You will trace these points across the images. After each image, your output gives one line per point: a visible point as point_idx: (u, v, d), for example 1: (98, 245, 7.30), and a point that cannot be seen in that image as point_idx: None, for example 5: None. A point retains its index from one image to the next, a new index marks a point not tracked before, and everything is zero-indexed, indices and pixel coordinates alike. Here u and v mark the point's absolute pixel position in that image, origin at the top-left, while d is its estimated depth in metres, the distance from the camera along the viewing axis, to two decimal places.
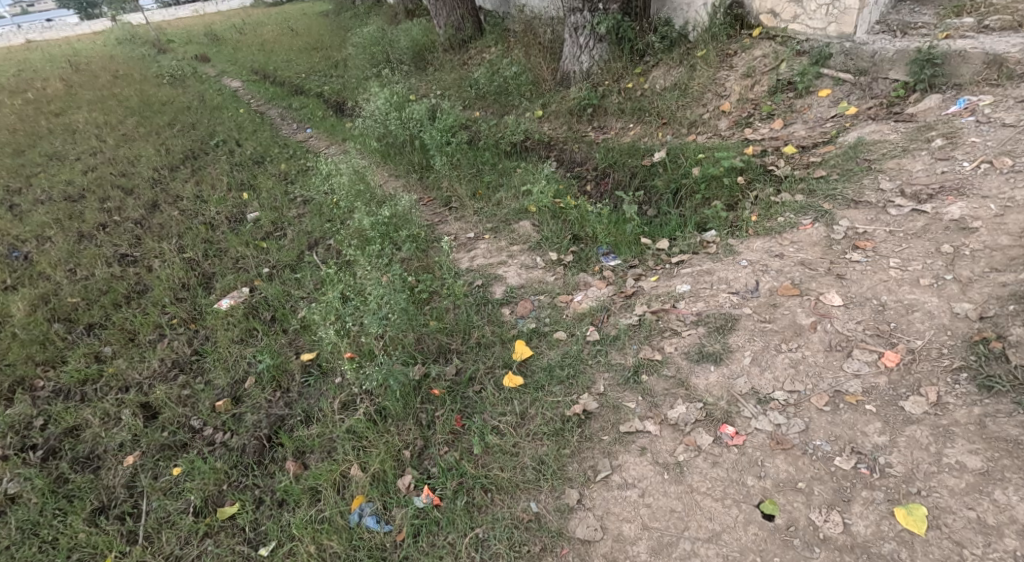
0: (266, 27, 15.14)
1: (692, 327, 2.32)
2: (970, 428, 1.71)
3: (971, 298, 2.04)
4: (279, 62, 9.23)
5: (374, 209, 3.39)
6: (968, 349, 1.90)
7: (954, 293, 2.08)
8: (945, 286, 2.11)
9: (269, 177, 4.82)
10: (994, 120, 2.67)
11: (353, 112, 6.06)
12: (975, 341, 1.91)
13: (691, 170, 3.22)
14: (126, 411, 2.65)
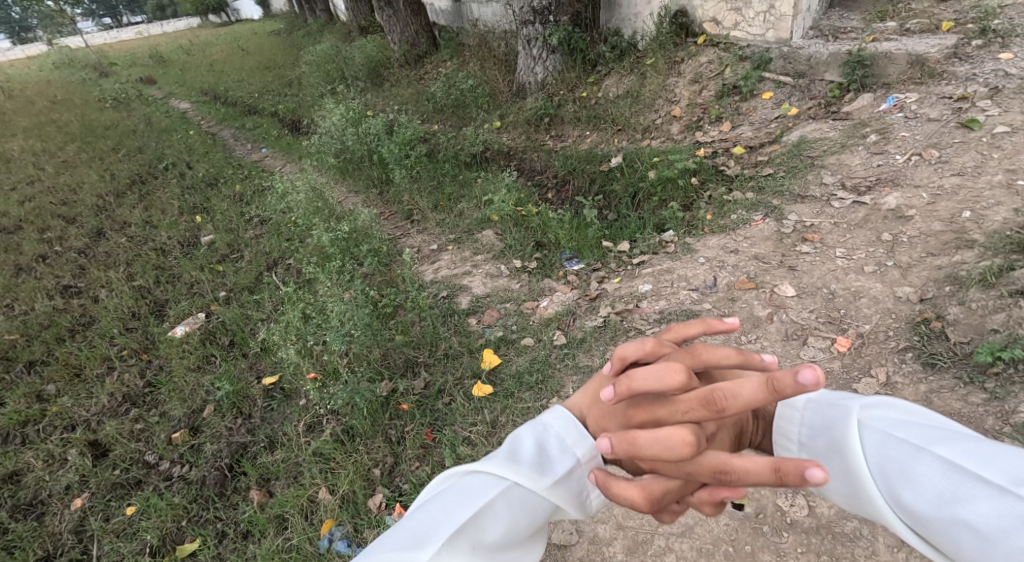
0: (215, 47, 14.90)
1: (655, 325, 2.36)
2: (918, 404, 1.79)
3: (911, 282, 2.14)
4: (229, 82, 9.07)
5: (333, 225, 3.35)
6: (911, 331, 1.99)
7: (896, 278, 2.18)
8: (888, 271, 2.21)
9: (223, 199, 4.70)
10: (920, 115, 2.82)
11: (308, 130, 5.99)
12: (917, 322, 2.00)
13: (647, 173, 3.28)
14: (72, 451, 2.53)
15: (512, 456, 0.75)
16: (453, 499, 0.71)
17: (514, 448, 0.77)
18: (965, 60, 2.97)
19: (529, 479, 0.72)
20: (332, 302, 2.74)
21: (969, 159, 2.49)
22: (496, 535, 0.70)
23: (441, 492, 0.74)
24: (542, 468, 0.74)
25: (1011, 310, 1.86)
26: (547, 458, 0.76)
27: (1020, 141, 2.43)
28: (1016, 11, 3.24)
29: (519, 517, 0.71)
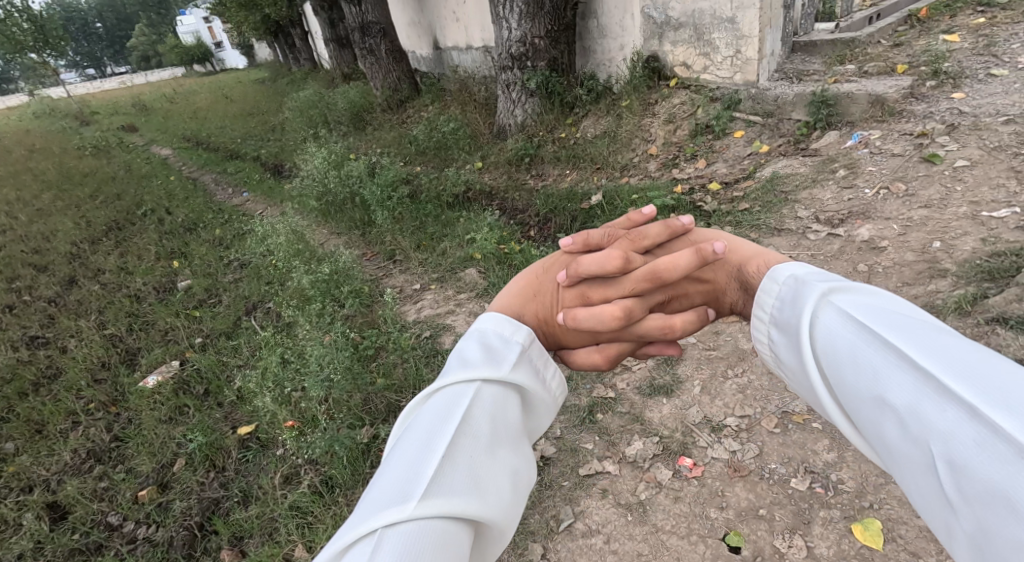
0: (199, 95, 15.11)
1: (641, 361, 2.34)
2: None
3: None
4: (212, 128, 9.15)
5: (314, 268, 3.33)
6: None
7: None
8: None
9: (202, 243, 4.66)
10: (885, 151, 2.91)
11: (291, 173, 6.02)
12: None
13: (627, 210, 3.32)
14: (28, 515, 2.40)
15: (468, 365, 0.82)
16: (430, 423, 0.75)
17: (466, 356, 0.85)
18: (921, 100, 3.13)
19: (486, 376, 0.80)
20: (312, 346, 2.73)
21: (934, 192, 2.55)
22: (481, 442, 0.73)
23: (413, 427, 0.77)
24: (500, 365, 0.82)
25: (988, 338, 1.87)
26: (499, 354, 0.85)
27: (981, 174, 2.52)
28: (965, 53, 3.42)
29: (495, 419, 0.77)
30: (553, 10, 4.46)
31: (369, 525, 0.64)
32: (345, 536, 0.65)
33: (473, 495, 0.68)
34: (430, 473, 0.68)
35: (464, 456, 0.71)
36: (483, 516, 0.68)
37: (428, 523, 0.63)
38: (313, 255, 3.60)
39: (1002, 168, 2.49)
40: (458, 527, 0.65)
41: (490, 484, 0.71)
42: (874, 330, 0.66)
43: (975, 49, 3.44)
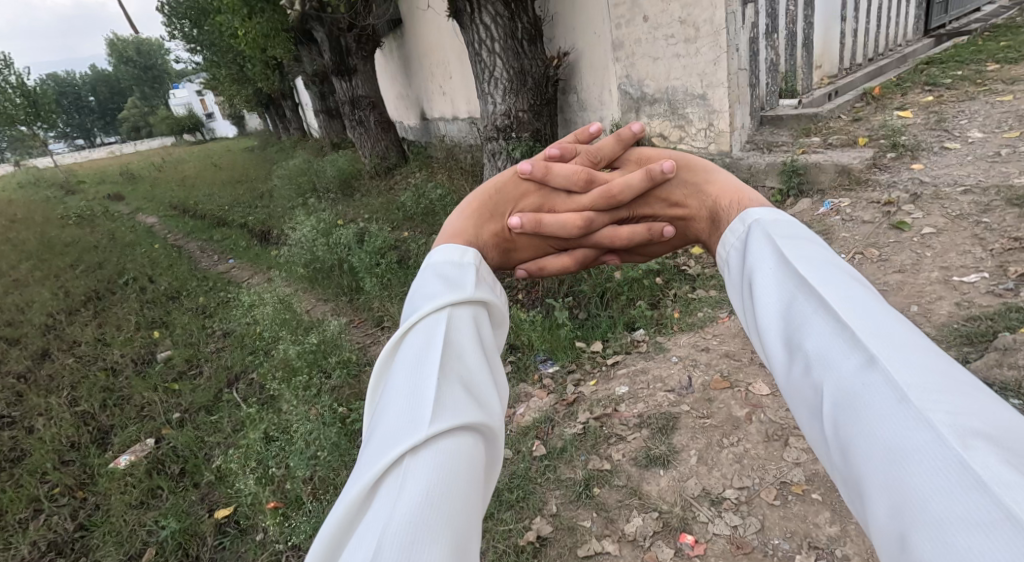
0: (188, 164, 15.34)
1: (636, 430, 2.30)
2: None
3: None
4: (200, 196, 9.23)
5: (300, 337, 3.28)
6: None
7: None
8: None
9: (185, 312, 4.59)
10: (856, 218, 3.01)
11: (278, 240, 6.04)
12: None
13: (613, 274, 3.32)
14: None
15: (437, 300, 1.04)
16: (418, 356, 0.96)
17: (432, 294, 1.07)
18: (884, 170, 3.30)
19: (457, 300, 1.05)
20: (298, 421, 2.60)
21: (906, 257, 2.62)
22: (466, 365, 0.97)
23: (401, 363, 0.96)
24: (462, 293, 1.06)
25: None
26: (460, 284, 1.10)
27: (947, 240, 2.60)
28: (919, 128, 3.66)
29: (467, 337, 1.01)
30: (536, 86, 4.75)
31: (391, 458, 0.79)
32: (370, 472, 0.80)
33: (471, 407, 0.90)
34: (433, 402, 0.87)
35: (453, 374, 0.93)
36: (482, 417, 0.90)
37: (442, 438, 0.82)
38: (300, 323, 3.50)
39: (966, 234, 2.59)
40: (467, 433, 0.86)
41: (477, 388, 0.95)
42: (807, 283, 0.92)
43: (928, 124, 3.69)
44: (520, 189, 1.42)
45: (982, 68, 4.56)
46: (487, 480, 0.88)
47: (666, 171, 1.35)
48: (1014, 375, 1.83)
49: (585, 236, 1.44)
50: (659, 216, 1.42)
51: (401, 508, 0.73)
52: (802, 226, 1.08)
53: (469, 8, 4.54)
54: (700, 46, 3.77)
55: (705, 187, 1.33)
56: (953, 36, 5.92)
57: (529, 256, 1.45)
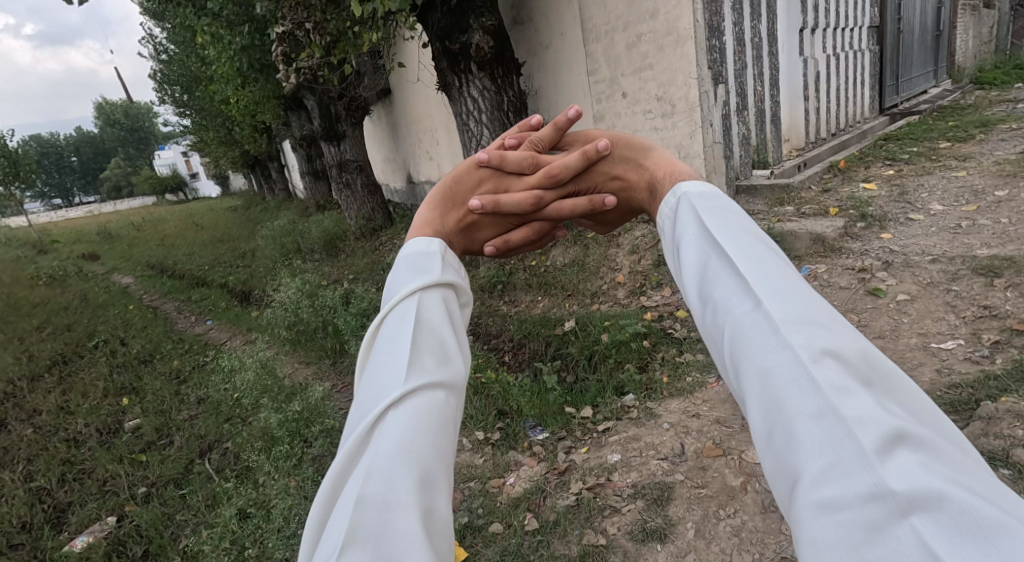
0: (169, 223, 15.29)
1: (630, 501, 2.20)
2: None
3: None
4: (179, 255, 9.14)
5: (282, 404, 3.17)
6: None
7: None
8: None
9: (156, 377, 4.44)
10: (833, 283, 3.09)
11: (259, 300, 5.97)
12: None
13: (600, 336, 3.38)
14: None
15: (407, 287, 1.25)
16: (393, 334, 1.16)
17: (404, 283, 1.28)
18: (855, 239, 3.44)
19: (428, 283, 1.26)
20: (278, 496, 2.48)
21: (885, 323, 2.67)
22: (435, 332, 1.18)
23: (384, 341, 1.17)
24: (427, 279, 1.27)
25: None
26: (426, 272, 1.31)
27: (922, 307, 2.68)
28: (884, 200, 3.86)
29: (436, 315, 1.21)
30: None
31: (377, 412, 1.00)
32: (363, 423, 1.00)
33: (437, 371, 1.11)
34: (405, 368, 1.07)
35: (424, 345, 1.13)
36: (446, 373, 1.12)
37: (417, 394, 1.04)
38: (282, 390, 3.38)
39: (939, 301, 2.67)
40: (435, 389, 1.08)
41: (445, 351, 1.15)
42: (713, 234, 1.11)
43: (892, 196, 3.89)
44: (479, 177, 1.69)
45: (936, 145, 4.90)
46: (456, 420, 1.10)
47: (598, 151, 1.62)
48: (1001, 444, 1.85)
49: (537, 210, 1.71)
50: (601, 187, 1.68)
51: (383, 452, 0.95)
52: (720, 194, 1.28)
53: (458, 82, 4.79)
54: (677, 121, 3.99)
55: (638, 160, 1.59)
56: (906, 115, 6.38)
57: (495, 232, 1.73)
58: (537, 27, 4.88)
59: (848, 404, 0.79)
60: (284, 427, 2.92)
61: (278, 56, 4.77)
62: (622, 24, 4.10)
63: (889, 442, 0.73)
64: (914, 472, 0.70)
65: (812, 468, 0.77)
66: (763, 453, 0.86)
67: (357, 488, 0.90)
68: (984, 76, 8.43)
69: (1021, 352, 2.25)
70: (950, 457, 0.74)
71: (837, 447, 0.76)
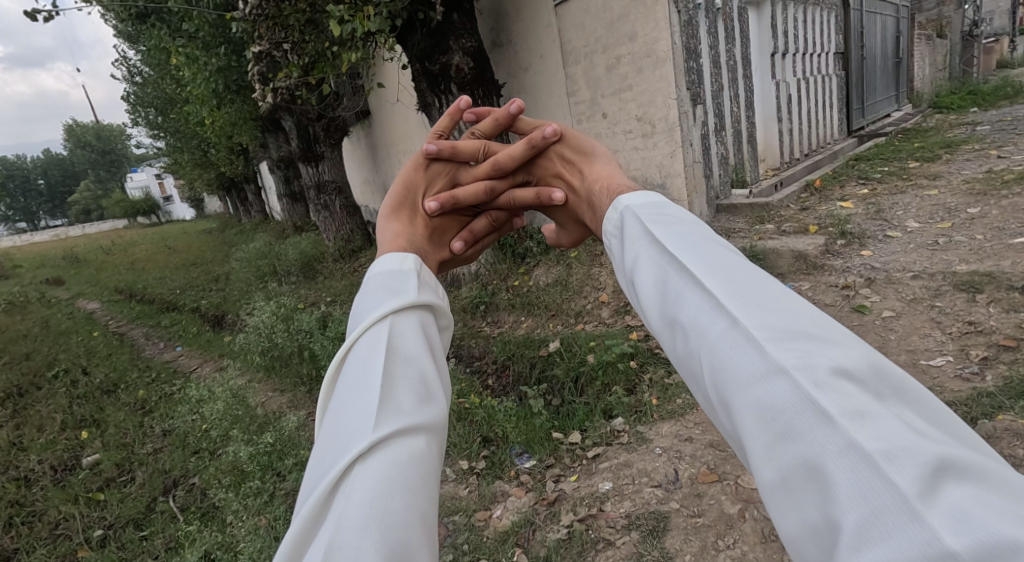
0: (140, 246, 14.94)
1: (624, 533, 2.11)
2: None
3: None
4: (150, 280, 8.91)
5: (254, 436, 3.04)
6: None
7: None
8: None
9: (120, 407, 4.25)
10: (817, 300, 3.11)
11: (232, 325, 5.81)
12: None
13: (586, 357, 3.34)
14: None
15: (378, 312, 1.23)
16: (362, 368, 1.12)
17: (376, 305, 1.26)
18: (836, 256, 3.48)
19: (402, 309, 1.24)
20: (246, 538, 2.35)
21: (872, 340, 2.68)
22: (410, 363, 1.14)
23: (352, 373, 1.13)
24: (401, 303, 1.25)
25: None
26: (401, 294, 1.29)
27: (907, 323, 2.70)
28: (862, 218, 3.93)
29: (410, 342, 1.19)
30: None
31: (341, 468, 0.94)
32: (326, 479, 0.94)
33: (411, 411, 1.06)
34: (375, 410, 1.02)
35: (399, 381, 1.10)
36: (423, 414, 1.08)
37: (388, 439, 0.99)
38: (254, 421, 3.24)
39: (924, 318, 2.70)
40: (411, 432, 1.03)
41: (424, 386, 1.13)
42: (683, 261, 1.10)
43: (868, 214, 3.97)
44: (435, 172, 1.91)
45: (906, 165, 5.05)
46: (435, 469, 1.05)
47: (544, 138, 1.83)
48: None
49: (491, 199, 1.93)
50: (549, 176, 1.89)
51: (353, 507, 0.89)
52: (666, 203, 1.34)
53: (439, 102, 4.77)
54: (657, 140, 4.03)
55: (583, 148, 1.80)
56: (873, 136, 6.60)
57: (458, 227, 1.91)
58: (516, 49, 4.93)
59: (869, 435, 0.75)
60: (253, 462, 2.78)
61: (254, 77, 4.71)
62: (602, 47, 4.15)
63: (928, 476, 0.69)
64: (962, 509, 0.65)
65: (848, 519, 0.71)
66: (784, 504, 0.81)
67: (315, 557, 0.84)
68: (942, 101, 8.83)
69: (1010, 368, 2.26)
70: (995, 480, 0.70)
71: (870, 494, 0.71)
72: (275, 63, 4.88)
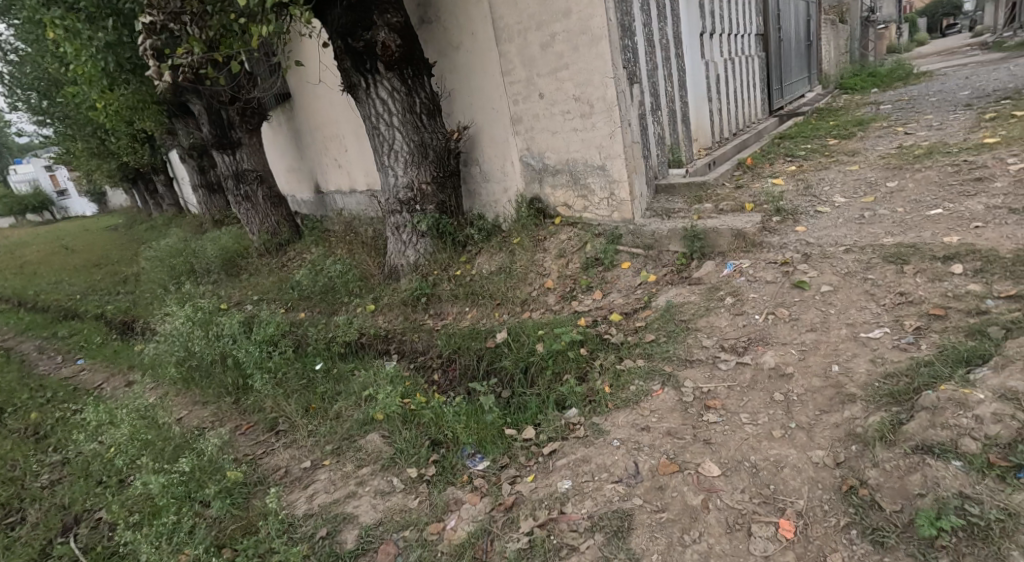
0: (32, 247, 13.58)
1: (588, 537, 2.08)
2: None
3: (820, 444, 2.14)
4: (43, 285, 8.11)
5: (165, 464, 2.84)
6: (844, 502, 1.93)
7: (804, 441, 2.17)
8: (794, 434, 2.22)
9: (8, 435, 3.83)
10: (759, 278, 3.20)
11: (143, 334, 5.40)
12: (845, 492, 1.95)
13: (535, 347, 3.32)
14: None
15: None
16: None
17: None
18: (772, 233, 3.60)
19: None
20: None
21: (814, 315, 2.79)
22: None
23: None
24: None
25: (924, 470, 1.85)
26: None
27: (844, 297, 2.83)
28: (794, 194, 4.09)
29: None
30: (437, 159, 4.77)
31: None
32: None
33: None
34: None
35: None
36: None
37: None
38: (168, 444, 3.04)
39: (859, 291, 2.83)
40: None
41: None
42: None
43: (799, 191, 4.14)
44: None
45: (825, 142, 5.32)
46: None
47: None
48: (949, 435, 1.91)
49: None
50: None
51: None
52: None
53: (365, 83, 4.55)
54: (596, 121, 4.00)
55: None
56: (791, 116, 6.90)
57: None
58: (446, 26, 4.75)
59: None
60: (166, 495, 2.61)
61: (146, 51, 4.18)
62: (537, 24, 4.06)
63: None
64: None
65: None
66: None
67: None
68: (848, 81, 9.38)
69: (942, 336, 2.41)
70: None
71: None
72: (170, 36, 4.37)
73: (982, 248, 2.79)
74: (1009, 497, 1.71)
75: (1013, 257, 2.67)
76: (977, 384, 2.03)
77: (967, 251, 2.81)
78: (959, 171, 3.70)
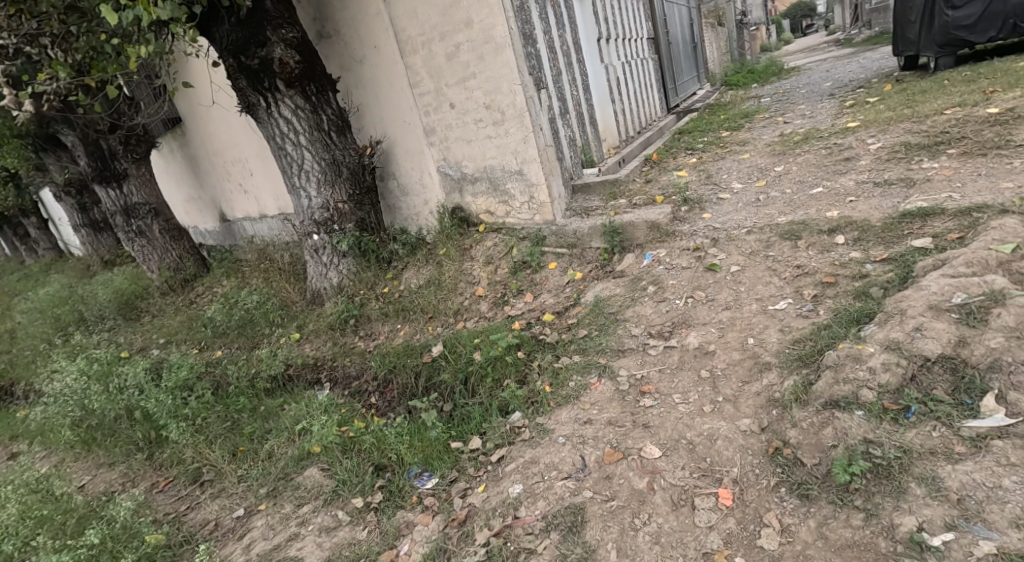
0: None
1: (544, 537, 2.09)
2: (819, 544, 1.76)
3: (746, 414, 2.28)
4: None
5: (69, 540, 2.56)
6: (772, 463, 2.07)
7: (732, 413, 2.31)
8: (723, 408, 2.35)
9: None
10: (676, 265, 3.37)
11: (31, 398, 4.86)
12: (772, 454, 2.09)
13: (472, 355, 3.31)
14: None
15: None
16: None
17: None
18: (683, 221, 3.80)
19: None
20: None
21: (727, 295, 2.98)
22: None
23: None
24: None
25: (834, 423, 2.02)
26: None
27: (752, 275, 3.04)
28: (698, 184, 4.36)
29: None
30: (352, 175, 4.64)
31: None
32: None
33: None
34: None
35: None
36: None
37: None
38: (71, 517, 2.74)
39: (763, 268, 3.05)
40: None
41: None
42: None
43: (701, 180, 4.41)
44: None
45: (719, 134, 5.70)
46: None
47: None
48: (851, 389, 2.10)
49: None
50: None
51: None
52: None
53: (265, 102, 4.35)
54: (508, 127, 4.07)
55: None
56: (686, 112, 7.35)
57: None
58: (346, 39, 4.65)
59: None
60: None
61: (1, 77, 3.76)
62: (439, 35, 4.07)
63: None
64: None
65: None
66: None
67: None
68: (730, 78, 10.11)
69: (835, 301, 2.64)
70: None
71: None
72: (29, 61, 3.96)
73: (858, 218, 3.10)
74: (902, 436, 1.90)
75: (882, 225, 2.98)
76: (867, 339, 2.25)
77: (846, 223, 3.11)
78: (832, 153, 4.10)
